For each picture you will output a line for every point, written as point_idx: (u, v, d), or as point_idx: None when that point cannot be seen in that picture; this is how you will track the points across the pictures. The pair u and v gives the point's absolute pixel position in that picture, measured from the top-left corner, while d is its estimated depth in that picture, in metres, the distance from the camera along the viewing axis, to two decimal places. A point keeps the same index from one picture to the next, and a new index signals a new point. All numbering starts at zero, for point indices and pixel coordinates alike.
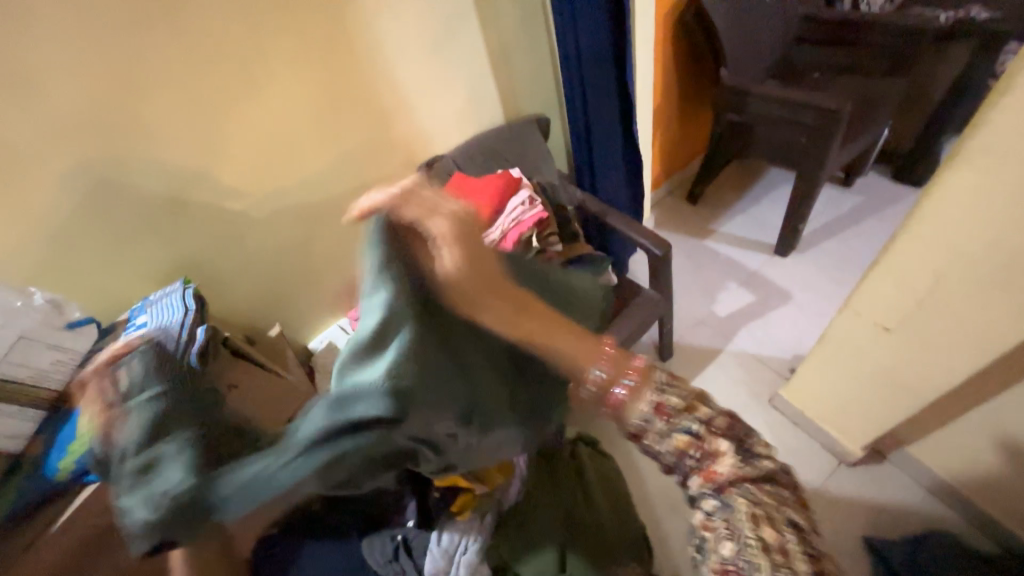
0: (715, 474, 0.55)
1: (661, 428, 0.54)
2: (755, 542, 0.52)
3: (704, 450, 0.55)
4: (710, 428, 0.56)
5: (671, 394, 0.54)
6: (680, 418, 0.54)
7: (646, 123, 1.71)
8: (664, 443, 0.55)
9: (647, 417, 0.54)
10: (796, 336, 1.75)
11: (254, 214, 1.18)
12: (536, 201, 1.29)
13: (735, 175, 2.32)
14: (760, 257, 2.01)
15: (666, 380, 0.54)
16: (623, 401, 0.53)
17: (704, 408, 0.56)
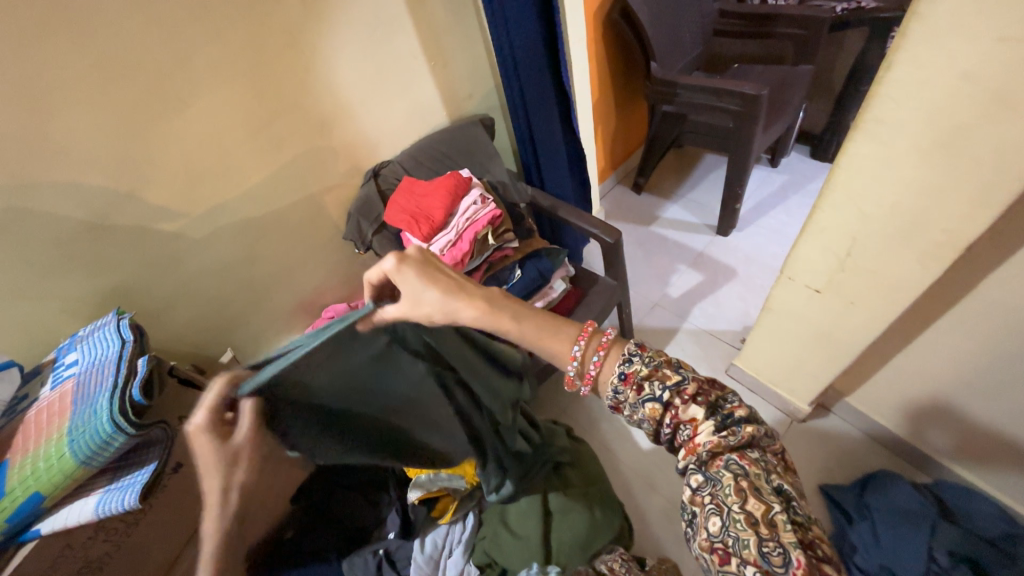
0: (696, 445, 0.60)
1: (632, 395, 0.65)
2: (738, 514, 0.53)
3: (677, 418, 0.62)
4: (681, 396, 0.62)
5: (638, 362, 0.66)
6: (649, 387, 0.64)
7: (586, 118, 1.78)
8: (639, 411, 0.65)
9: (618, 387, 0.66)
10: (743, 308, 1.87)
11: (192, 235, 1.12)
12: (489, 199, 1.30)
13: (673, 164, 2.46)
14: (704, 238, 2.13)
15: (634, 351, 0.67)
16: (597, 373, 0.69)
17: (675, 376, 0.63)
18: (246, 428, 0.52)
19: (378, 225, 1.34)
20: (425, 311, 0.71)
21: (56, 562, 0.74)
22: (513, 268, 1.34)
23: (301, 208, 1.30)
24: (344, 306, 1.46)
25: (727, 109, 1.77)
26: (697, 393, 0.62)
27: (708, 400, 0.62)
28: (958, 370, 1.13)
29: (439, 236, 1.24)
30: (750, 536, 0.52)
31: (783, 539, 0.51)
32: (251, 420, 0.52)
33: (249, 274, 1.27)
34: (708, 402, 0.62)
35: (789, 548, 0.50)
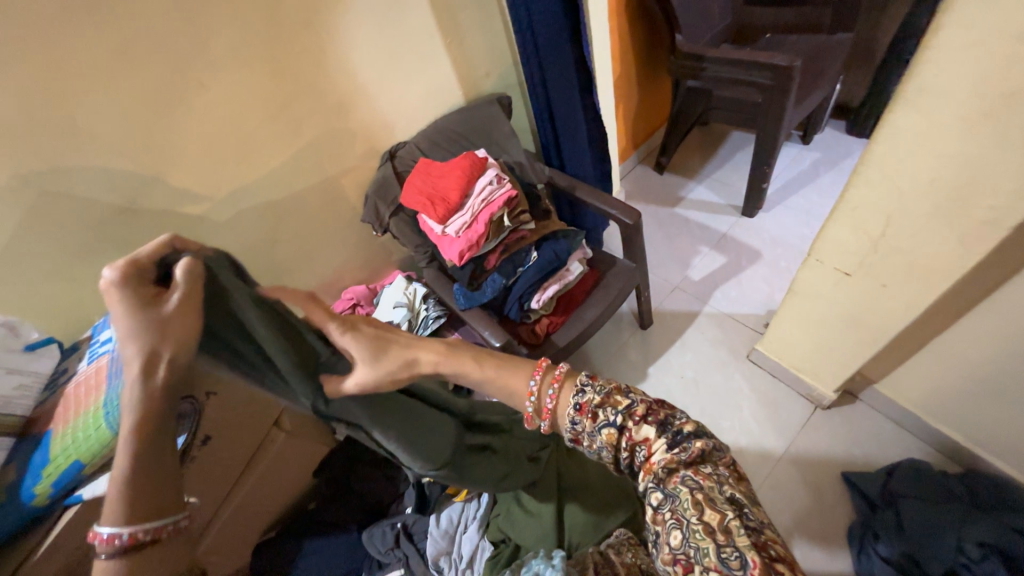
0: (652, 465, 0.58)
1: (588, 425, 0.61)
2: (696, 525, 0.51)
3: (632, 440, 0.59)
4: (632, 417, 0.59)
5: (590, 391, 0.62)
6: (602, 413, 0.60)
7: (606, 95, 1.72)
8: (596, 439, 0.61)
9: (574, 417, 0.62)
10: (768, 292, 1.81)
11: (215, 218, 1.15)
12: (504, 179, 1.29)
13: (698, 142, 2.37)
14: (728, 220, 2.06)
15: (585, 380, 0.63)
16: (553, 408, 0.64)
17: (625, 400, 0.61)
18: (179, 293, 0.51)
19: (394, 207, 1.35)
20: (389, 370, 0.64)
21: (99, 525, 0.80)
22: (529, 250, 1.33)
23: (319, 190, 1.31)
24: (363, 288, 1.50)
25: (756, 83, 1.68)
26: (647, 413, 0.60)
27: (657, 417, 0.60)
28: (999, 358, 1.07)
29: (454, 217, 1.24)
30: (708, 544, 0.49)
31: (740, 543, 0.48)
32: (182, 283, 0.51)
33: (271, 256, 1.30)
34: (659, 416, 0.60)
35: (746, 551, 0.47)
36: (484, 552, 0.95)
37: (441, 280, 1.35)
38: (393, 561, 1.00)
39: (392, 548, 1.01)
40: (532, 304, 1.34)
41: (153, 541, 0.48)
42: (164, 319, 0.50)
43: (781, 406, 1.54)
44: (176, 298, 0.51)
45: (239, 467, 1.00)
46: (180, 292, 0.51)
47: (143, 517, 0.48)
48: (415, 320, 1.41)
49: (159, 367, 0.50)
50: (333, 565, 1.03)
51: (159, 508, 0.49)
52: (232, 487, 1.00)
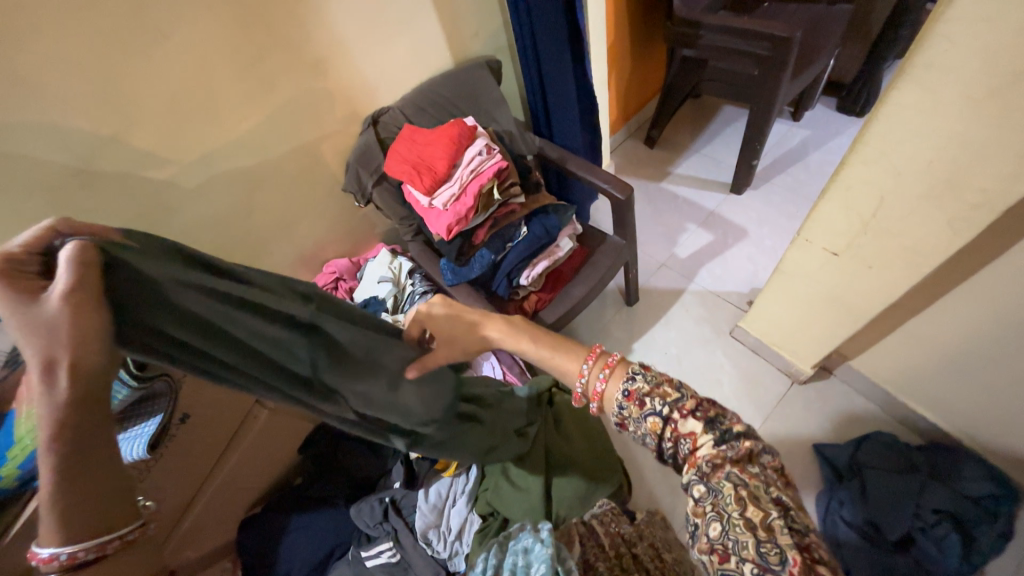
0: (697, 459, 0.57)
1: (634, 412, 0.62)
2: (739, 520, 0.51)
3: (676, 432, 0.59)
4: (680, 411, 0.60)
5: (640, 379, 0.64)
6: (650, 402, 0.61)
7: (600, 62, 1.65)
8: (641, 427, 0.62)
9: (621, 403, 0.63)
10: (752, 270, 1.83)
11: (184, 184, 1.07)
12: (494, 149, 1.23)
13: (689, 116, 2.32)
14: (716, 197, 2.05)
15: (637, 368, 0.65)
16: (601, 391, 0.65)
17: (673, 393, 0.61)
18: (65, 284, 0.37)
19: (378, 176, 1.29)
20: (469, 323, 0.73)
21: None
22: (519, 224, 1.29)
23: (296, 156, 1.24)
24: (346, 262, 1.46)
25: (749, 53, 1.64)
26: (696, 408, 0.60)
27: (706, 414, 0.59)
28: (969, 338, 1.11)
29: (442, 189, 1.18)
30: (748, 538, 0.49)
31: (781, 540, 0.49)
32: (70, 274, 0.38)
33: (246, 226, 1.23)
34: (707, 414, 0.59)
35: (786, 549, 0.48)
36: (473, 524, 0.97)
37: (427, 254, 1.31)
38: (382, 534, 1.01)
39: (380, 522, 1.01)
40: (521, 281, 1.31)
41: (100, 557, 0.38)
42: (52, 322, 0.36)
43: (760, 381, 1.58)
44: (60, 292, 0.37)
45: (220, 443, 0.98)
46: (66, 283, 0.37)
47: (89, 534, 0.37)
48: (400, 295, 1.38)
49: (60, 380, 0.36)
50: (320, 539, 1.04)
51: (108, 521, 0.38)
52: (214, 464, 0.99)
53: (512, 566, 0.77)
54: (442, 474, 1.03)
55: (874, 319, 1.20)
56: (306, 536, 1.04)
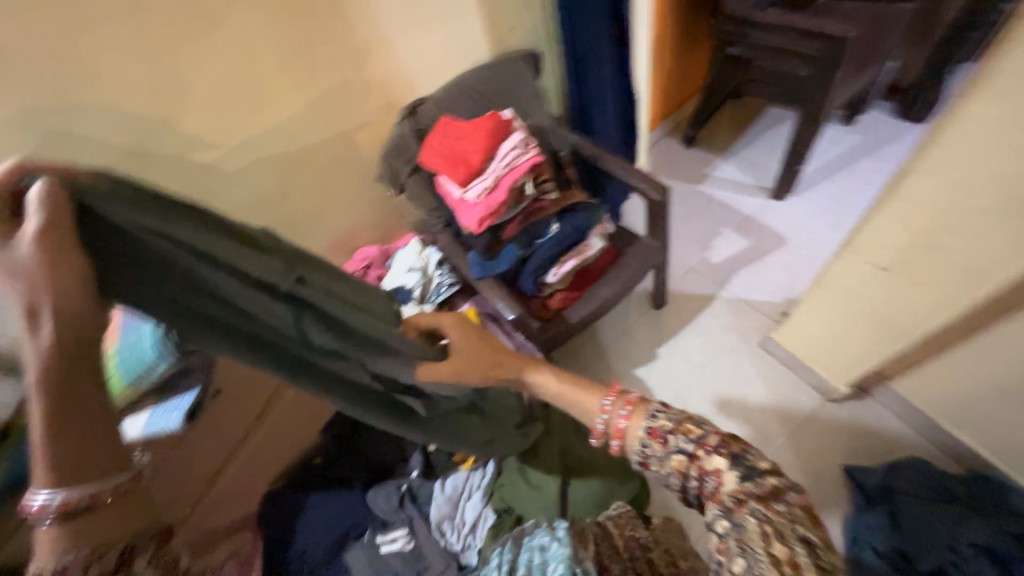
0: (722, 499, 0.57)
1: (658, 449, 0.62)
2: (765, 558, 0.51)
3: (701, 469, 0.59)
4: (703, 447, 0.60)
5: (662, 418, 0.64)
6: (673, 439, 0.62)
7: (642, 58, 1.60)
8: (664, 464, 0.62)
9: (643, 440, 0.64)
10: (788, 281, 1.76)
11: (227, 166, 1.10)
12: (530, 144, 1.22)
13: (731, 116, 2.24)
14: (755, 202, 1.97)
15: (657, 408, 0.65)
16: (623, 429, 0.66)
17: (696, 428, 0.62)
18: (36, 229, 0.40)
19: (412, 166, 1.30)
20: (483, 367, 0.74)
21: None
22: (549, 221, 1.28)
23: (334, 143, 1.25)
24: (376, 249, 1.47)
25: (807, 54, 1.55)
26: (719, 444, 0.60)
27: (730, 450, 0.59)
28: None
29: (475, 182, 1.18)
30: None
31: None
32: (42, 215, 0.40)
33: (282, 210, 1.25)
34: (732, 452, 0.59)
35: None
36: (487, 519, 0.98)
37: (456, 246, 1.31)
38: (397, 521, 1.02)
39: (397, 509, 1.03)
40: (548, 279, 1.30)
41: (92, 506, 0.44)
42: (17, 264, 0.40)
43: (790, 397, 1.52)
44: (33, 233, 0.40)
45: (246, 421, 1.01)
46: (36, 227, 0.40)
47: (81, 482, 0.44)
48: (427, 286, 1.38)
49: (40, 327, 0.41)
50: (338, 520, 1.06)
51: (97, 472, 0.45)
52: (240, 442, 1.02)
53: (528, 563, 0.79)
54: (460, 466, 1.04)
55: (923, 340, 1.13)
56: (323, 516, 1.06)
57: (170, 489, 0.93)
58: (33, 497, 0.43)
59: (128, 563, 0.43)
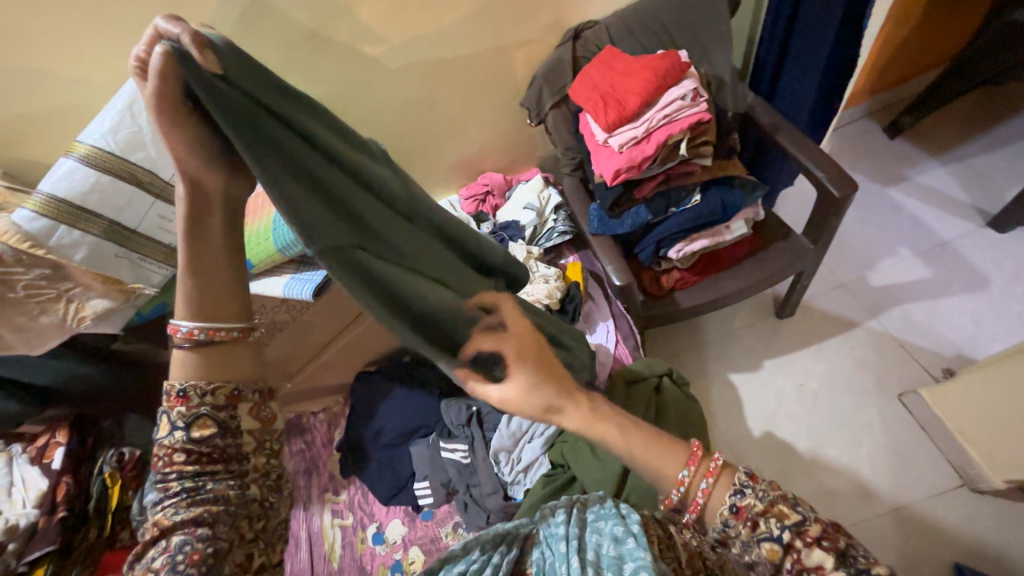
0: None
1: (744, 532, 0.54)
2: None
3: (799, 564, 0.51)
4: (803, 539, 0.52)
5: (750, 495, 0.55)
6: (764, 526, 0.53)
7: (880, 10, 1.25)
8: (751, 550, 0.54)
9: (727, 520, 0.55)
10: (969, 335, 1.41)
11: (389, 64, 1.12)
12: (701, 96, 1.05)
13: (969, 109, 1.72)
14: (962, 227, 1.55)
15: (745, 480, 0.56)
16: (703, 504, 0.57)
17: (793, 514, 0.53)
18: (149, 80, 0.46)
19: (560, 98, 1.21)
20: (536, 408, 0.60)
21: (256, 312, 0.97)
22: (693, 191, 1.14)
23: (488, 58, 1.21)
24: (500, 177, 1.45)
25: None
26: (822, 537, 0.51)
27: (834, 545, 0.51)
28: None
29: (624, 128, 1.06)
30: None
31: None
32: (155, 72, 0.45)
33: (426, 118, 1.27)
34: (837, 544, 0.51)
35: None
36: (542, 466, 1.01)
37: (582, 194, 1.24)
38: (462, 435, 1.10)
39: (463, 425, 1.10)
40: (670, 254, 1.18)
41: (211, 340, 0.58)
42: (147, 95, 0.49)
43: (916, 465, 1.28)
44: (151, 94, 0.46)
45: (356, 309, 1.11)
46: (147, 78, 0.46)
47: (203, 322, 0.58)
48: (540, 227, 1.34)
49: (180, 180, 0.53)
50: (412, 415, 1.17)
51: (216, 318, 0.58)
52: (348, 325, 1.13)
53: (595, 547, 0.70)
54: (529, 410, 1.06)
55: None
56: (401, 408, 1.18)
57: (290, 342, 1.09)
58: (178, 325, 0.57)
59: (234, 402, 0.59)
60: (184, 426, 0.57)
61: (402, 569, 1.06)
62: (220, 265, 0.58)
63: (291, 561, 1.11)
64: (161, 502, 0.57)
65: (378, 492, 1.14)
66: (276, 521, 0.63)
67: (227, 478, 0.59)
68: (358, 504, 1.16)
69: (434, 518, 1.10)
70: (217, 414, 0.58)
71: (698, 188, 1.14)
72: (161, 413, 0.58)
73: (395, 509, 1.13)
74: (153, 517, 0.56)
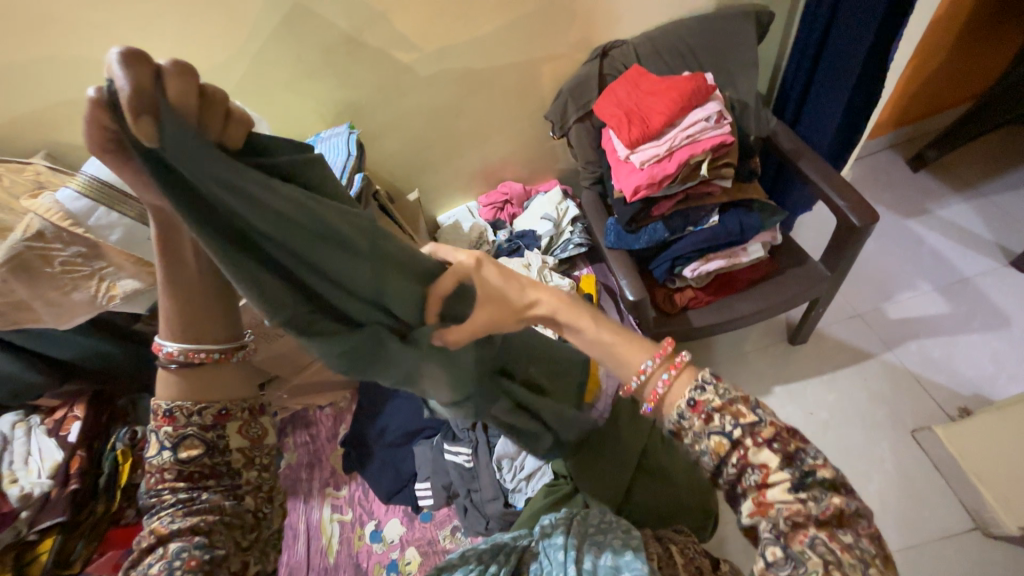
0: (768, 502, 0.50)
1: (697, 424, 0.54)
2: None
3: (745, 459, 0.52)
4: (753, 437, 0.52)
5: (709, 392, 0.55)
6: (717, 420, 0.53)
7: (908, 45, 1.25)
8: (702, 443, 0.54)
9: (683, 412, 0.56)
10: (988, 375, 1.38)
11: (419, 71, 1.16)
12: (724, 119, 1.07)
13: (997, 148, 1.70)
14: (985, 264, 1.53)
15: (708, 378, 0.56)
16: (661, 395, 0.57)
17: (749, 414, 0.53)
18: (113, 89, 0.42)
19: (584, 112, 1.22)
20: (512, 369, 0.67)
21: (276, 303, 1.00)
22: (711, 212, 1.15)
23: (516, 71, 1.24)
24: (520, 187, 1.47)
25: None
26: (773, 438, 0.52)
27: (784, 447, 0.52)
28: None
29: (647, 145, 1.08)
30: None
31: None
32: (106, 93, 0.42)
33: (450, 125, 1.30)
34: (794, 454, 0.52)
35: None
36: (545, 476, 1.01)
37: (600, 208, 1.25)
38: (466, 439, 1.10)
39: (468, 429, 1.10)
40: (685, 272, 1.18)
41: (199, 361, 0.61)
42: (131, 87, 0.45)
43: (927, 505, 1.25)
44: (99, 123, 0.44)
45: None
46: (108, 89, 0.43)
47: (187, 343, 0.61)
48: (555, 239, 1.36)
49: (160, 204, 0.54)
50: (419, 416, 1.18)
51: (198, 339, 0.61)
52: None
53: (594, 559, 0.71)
54: None
55: None
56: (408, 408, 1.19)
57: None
58: (163, 345, 0.60)
59: (221, 421, 0.61)
60: (171, 446, 0.60)
61: (397, 570, 1.05)
62: (204, 298, 0.60)
63: (288, 552, 1.11)
64: (156, 514, 0.58)
65: (379, 490, 1.14)
66: (268, 531, 0.64)
67: (220, 491, 0.60)
68: (358, 500, 1.16)
69: (432, 520, 1.10)
70: (204, 434, 0.60)
71: (716, 210, 1.15)
72: (153, 433, 0.61)
73: (394, 508, 1.13)
74: (149, 526, 0.57)
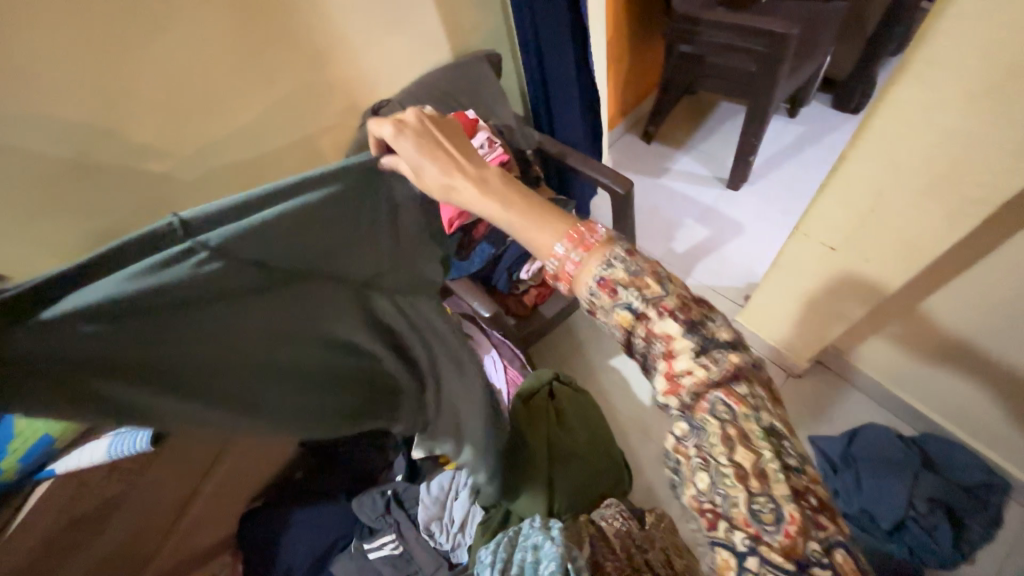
0: (677, 384, 0.54)
1: (606, 300, 0.55)
2: (729, 469, 0.50)
3: (649, 331, 0.54)
4: (660, 309, 0.54)
5: (618, 267, 0.55)
6: (623, 294, 0.54)
7: (600, 57, 1.64)
8: (611, 318, 0.56)
9: (593, 290, 0.56)
10: (747, 267, 1.85)
11: (178, 178, 1.04)
12: (496, 143, 1.24)
13: (686, 113, 2.33)
14: (713, 192, 2.06)
15: (616, 255, 0.55)
16: (572, 273, 0.56)
17: (655, 286, 0.54)
18: None
19: None
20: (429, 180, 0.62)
21: (76, 496, 0.74)
22: None
23: (294, 151, 1.22)
24: None
25: (750, 50, 1.66)
26: (677, 308, 0.54)
27: (689, 316, 0.54)
28: (959, 332, 1.14)
29: None
30: (739, 493, 0.49)
31: (774, 491, 0.50)
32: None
33: None
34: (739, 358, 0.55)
35: (780, 504, 0.49)
36: (476, 516, 0.99)
37: None
38: (385, 527, 1.01)
39: (383, 515, 1.02)
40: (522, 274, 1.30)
41: None
42: None
43: None
44: None
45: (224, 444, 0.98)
46: None
47: None
48: None
49: None
50: (324, 533, 1.05)
51: None
52: (216, 461, 0.99)
53: (521, 562, 0.76)
54: (445, 468, 1.03)
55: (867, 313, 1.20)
56: (309, 531, 1.04)
57: (135, 513, 0.87)
58: None
59: None
60: None
61: None
62: None
63: None
64: None
65: None
66: None
67: None
68: None
69: None
70: None
71: None
72: None
73: None
74: None
